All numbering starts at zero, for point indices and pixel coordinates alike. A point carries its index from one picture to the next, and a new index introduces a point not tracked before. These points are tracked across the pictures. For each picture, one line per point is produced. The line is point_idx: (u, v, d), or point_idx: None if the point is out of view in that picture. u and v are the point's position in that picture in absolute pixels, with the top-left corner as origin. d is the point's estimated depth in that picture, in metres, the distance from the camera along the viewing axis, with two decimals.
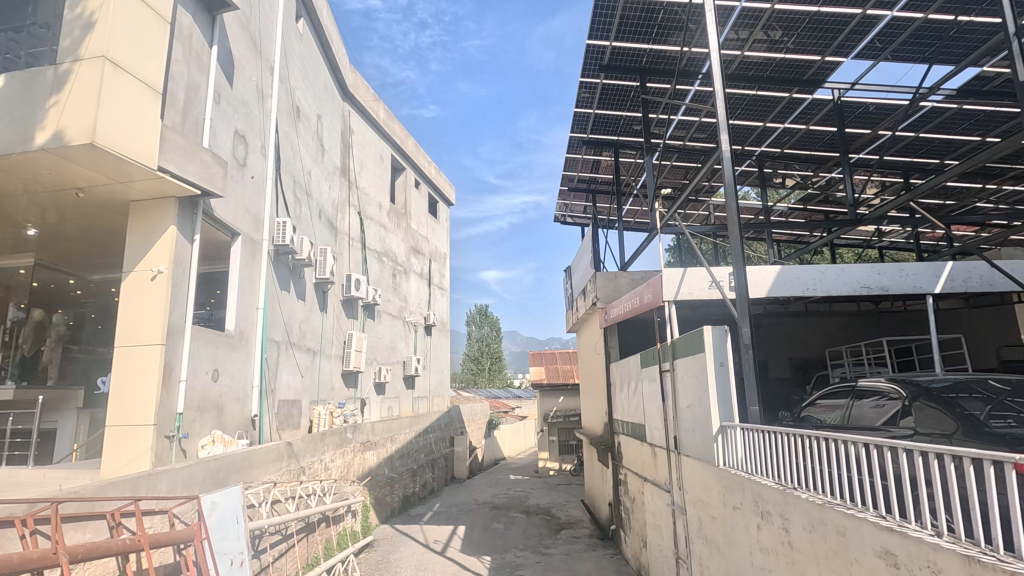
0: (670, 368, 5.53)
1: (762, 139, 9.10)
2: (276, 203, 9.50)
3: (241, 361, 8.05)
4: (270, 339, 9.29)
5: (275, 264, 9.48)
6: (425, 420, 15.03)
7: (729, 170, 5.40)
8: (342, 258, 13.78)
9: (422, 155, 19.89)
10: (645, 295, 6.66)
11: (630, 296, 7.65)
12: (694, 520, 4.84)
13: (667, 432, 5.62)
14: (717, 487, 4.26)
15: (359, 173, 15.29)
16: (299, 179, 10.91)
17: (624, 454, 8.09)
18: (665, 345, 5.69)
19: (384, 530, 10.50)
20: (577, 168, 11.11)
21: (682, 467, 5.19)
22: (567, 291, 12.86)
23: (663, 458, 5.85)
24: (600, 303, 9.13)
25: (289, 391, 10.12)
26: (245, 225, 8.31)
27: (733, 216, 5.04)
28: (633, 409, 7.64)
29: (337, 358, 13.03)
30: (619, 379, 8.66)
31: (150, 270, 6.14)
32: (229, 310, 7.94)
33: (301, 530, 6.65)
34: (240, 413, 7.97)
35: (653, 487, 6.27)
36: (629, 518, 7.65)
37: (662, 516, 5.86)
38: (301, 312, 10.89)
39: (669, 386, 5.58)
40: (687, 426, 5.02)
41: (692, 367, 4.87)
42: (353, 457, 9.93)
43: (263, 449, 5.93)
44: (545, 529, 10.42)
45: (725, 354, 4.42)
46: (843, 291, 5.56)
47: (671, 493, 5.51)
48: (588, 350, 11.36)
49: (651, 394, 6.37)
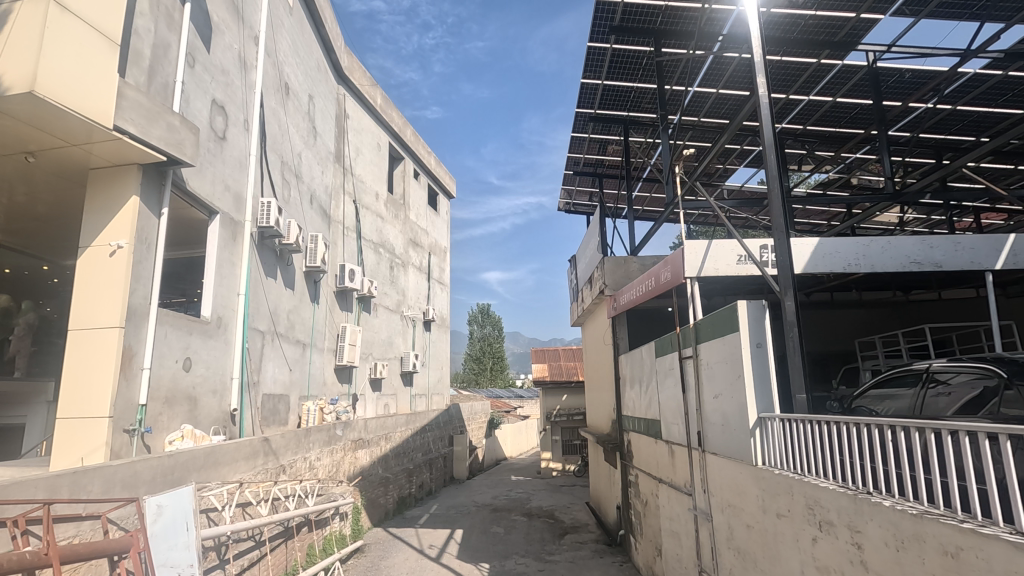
0: (691, 355, 4.87)
1: (784, 114, 8.42)
2: (261, 182, 8.86)
3: (218, 350, 7.41)
4: (254, 329, 8.65)
5: (260, 249, 8.84)
6: (422, 418, 14.36)
7: (767, 131, 4.71)
8: (335, 247, 13.12)
9: (421, 145, 19.26)
10: (659, 274, 5.91)
11: (642, 280, 6.93)
12: (722, 529, 4.16)
13: (688, 427, 4.95)
14: (753, 491, 3.58)
15: (355, 160, 14.65)
16: (288, 161, 10.27)
17: (636, 454, 7.41)
18: (686, 329, 5.03)
19: (376, 534, 9.85)
20: (583, 150, 10.45)
21: (705, 466, 4.52)
22: (572, 281, 12.20)
23: (683, 456, 5.18)
24: (608, 291, 8.46)
25: (275, 385, 9.47)
26: (225, 204, 7.67)
27: (772, 178, 4.38)
28: (645, 404, 6.96)
29: (329, 353, 12.39)
30: (629, 372, 7.99)
31: (109, 245, 5.51)
32: (206, 295, 7.31)
33: (276, 537, 5.98)
34: (217, 407, 7.32)
35: (671, 490, 5.60)
36: (641, 524, 6.96)
37: (681, 522, 5.19)
38: (290, 302, 10.25)
39: (691, 375, 4.91)
40: (713, 419, 4.36)
41: (722, 351, 4.21)
42: (343, 456, 9.28)
43: (232, 445, 5.27)
44: (548, 534, 9.75)
45: (762, 333, 3.77)
46: (890, 267, 4.90)
47: (692, 496, 4.85)
48: (594, 343, 10.68)
49: (668, 387, 5.70)
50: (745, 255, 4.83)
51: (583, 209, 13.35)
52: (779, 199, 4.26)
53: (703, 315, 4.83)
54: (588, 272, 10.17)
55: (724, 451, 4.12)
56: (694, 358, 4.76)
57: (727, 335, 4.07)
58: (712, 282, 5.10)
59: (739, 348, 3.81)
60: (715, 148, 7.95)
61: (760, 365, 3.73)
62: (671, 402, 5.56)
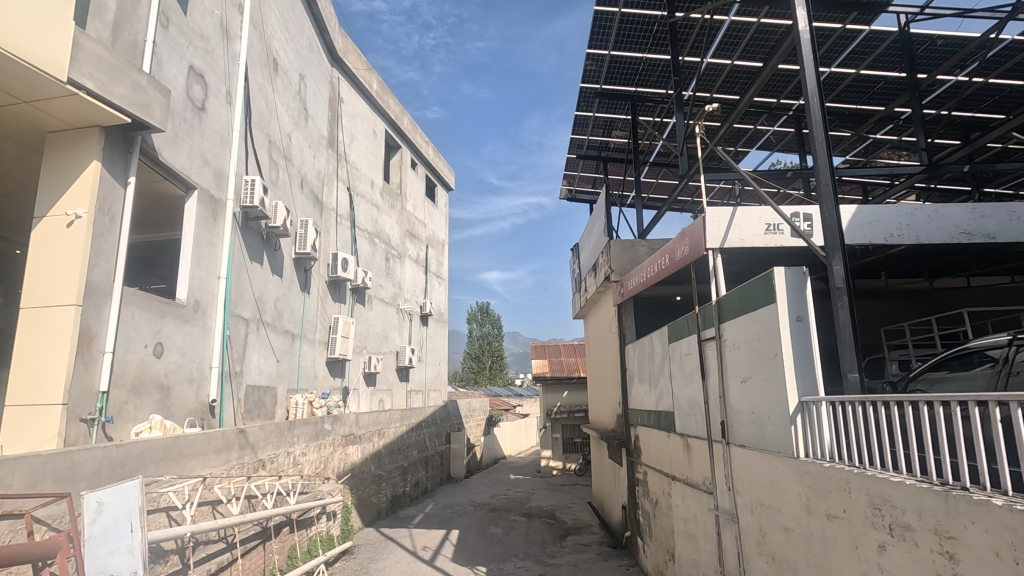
0: (713, 337, 4.34)
1: (801, 90, 7.94)
2: (245, 159, 8.32)
3: (195, 337, 6.87)
4: (236, 315, 8.12)
5: (244, 231, 8.31)
6: (418, 414, 13.84)
7: (812, 78, 4.09)
8: (327, 235, 12.59)
9: (419, 135, 18.73)
10: (669, 253, 5.34)
11: (649, 262, 6.38)
12: (752, 534, 3.63)
13: (709, 418, 4.42)
14: (795, 489, 3.05)
15: (349, 147, 14.11)
16: (276, 140, 9.73)
17: (645, 450, 6.88)
18: (706, 308, 4.51)
19: (368, 535, 9.33)
20: (587, 130, 9.92)
21: (730, 461, 4.00)
22: (574, 271, 11.68)
23: (702, 450, 4.66)
24: (614, 276, 7.94)
25: (260, 376, 8.93)
26: (204, 180, 7.13)
27: (814, 133, 3.84)
28: (656, 396, 6.43)
29: (320, 345, 11.87)
30: (637, 363, 7.46)
31: (66, 215, 4.98)
32: (181, 276, 6.76)
33: (252, 539, 5.44)
34: (193, 397, 6.78)
35: (686, 489, 5.07)
36: (651, 526, 6.43)
37: (700, 524, 4.66)
38: (277, 290, 9.72)
39: (713, 359, 4.38)
40: (740, 408, 3.82)
41: (752, 328, 3.67)
42: (332, 452, 8.76)
43: (201, 437, 4.75)
44: (550, 535, 9.20)
45: (803, 304, 3.24)
46: (936, 236, 4.50)
47: (714, 495, 4.33)
48: (598, 335, 10.16)
49: (683, 374, 5.17)
50: (774, 224, 4.29)
51: (585, 196, 12.82)
52: (825, 156, 3.72)
53: (727, 290, 4.30)
54: (592, 259, 9.66)
55: (755, 444, 3.58)
56: (717, 339, 4.22)
57: (761, 309, 3.54)
58: (736, 255, 4.57)
59: (777, 321, 3.28)
60: (728, 123, 7.44)
61: (801, 341, 3.21)
62: (687, 391, 5.03)
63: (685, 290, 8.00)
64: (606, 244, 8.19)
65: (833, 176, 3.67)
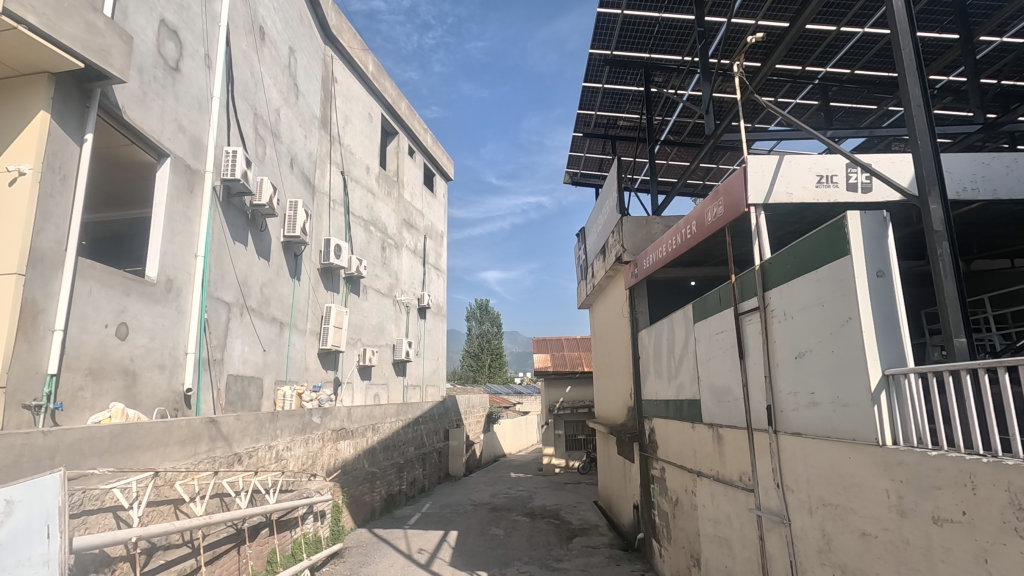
0: (755, 309, 3.72)
1: (830, 55, 7.37)
2: (227, 129, 7.67)
3: (168, 319, 6.24)
4: (217, 298, 7.49)
5: (225, 208, 7.67)
6: (414, 409, 13.21)
7: None
8: (320, 220, 11.98)
9: (417, 121, 18.09)
10: (696, 218, 4.71)
11: (669, 234, 5.75)
12: (811, 540, 3.01)
13: (750, 403, 3.80)
14: (881, 486, 2.43)
15: (343, 129, 13.48)
16: (263, 114, 9.09)
17: (662, 444, 6.25)
18: (747, 276, 3.89)
19: (360, 536, 8.71)
20: (595, 104, 9.33)
21: (779, 452, 3.38)
22: (580, 257, 11.07)
23: (739, 441, 4.03)
24: (627, 256, 7.32)
25: (243, 365, 8.29)
26: (179, 147, 6.50)
27: (900, 49, 3.20)
28: (675, 386, 5.79)
29: (312, 335, 11.25)
30: (651, 349, 6.82)
31: (8, 171, 4.35)
32: (152, 252, 6.12)
33: (224, 542, 4.81)
34: (164, 385, 6.15)
35: (717, 486, 4.45)
36: (671, 528, 5.80)
37: (736, 527, 4.04)
38: (264, 274, 9.09)
39: (755, 334, 3.75)
40: (795, 388, 3.20)
41: (812, 291, 3.04)
42: (322, 447, 8.15)
43: (161, 425, 4.13)
44: (555, 537, 8.58)
45: (886, 256, 2.62)
46: (1017, 190, 4.01)
47: (755, 493, 3.71)
48: (607, 324, 9.53)
49: (713, 357, 4.55)
50: (827, 175, 3.64)
51: (590, 179, 12.18)
52: (914, 80, 3.09)
53: (771, 252, 3.67)
54: (600, 242, 9.05)
55: (818, 430, 2.96)
56: (760, 309, 3.59)
57: (824, 266, 2.90)
58: (778, 214, 3.95)
59: (851, 276, 2.65)
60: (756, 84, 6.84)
61: (881, 299, 2.59)
62: (719, 375, 4.41)
63: (702, 270, 7.38)
64: (618, 222, 7.58)
65: (926, 102, 3.05)
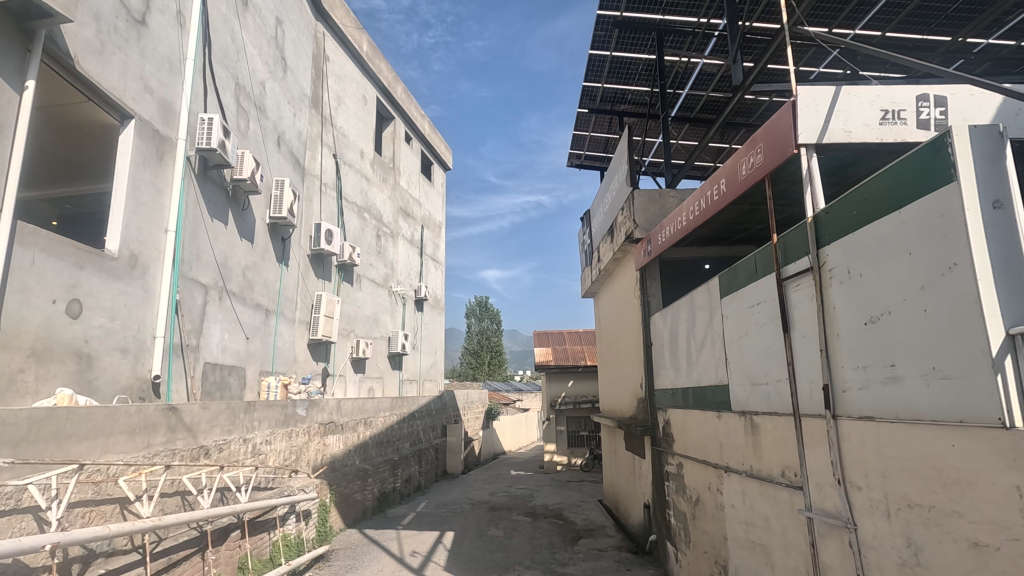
0: (804, 271, 3.11)
1: (859, 15, 6.80)
2: (203, 96, 7.07)
3: (131, 297, 5.63)
4: (193, 279, 6.88)
5: (201, 181, 7.07)
6: (410, 403, 12.60)
7: None
8: (310, 204, 11.37)
9: (414, 107, 17.47)
10: (725, 176, 4.12)
11: (686, 204, 5.15)
12: (887, 551, 2.41)
13: (797, 385, 3.20)
14: (1007, 483, 1.84)
15: (337, 110, 12.87)
16: (245, 85, 8.47)
17: (680, 437, 5.65)
18: (792, 235, 3.29)
19: (349, 537, 8.11)
20: (602, 76, 8.79)
21: (839, 442, 2.78)
22: (585, 242, 10.48)
23: (781, 431, 3.44)
24: (639, 233, 6.71)
25: (223, 354, 7.69)
26: (145, 109, 5.89)
27: None
28: (695, 372, 5.20)
29: (301, 324, 10.66)
30: (666, 335, 6.22)
31: None
32: (113, 224, 5.51)
33: (183, 548, 4.20)
34: (127, 371, 5.55)
35: (751, 484, 3.85)
36: (691, 532, 5.19)
37: (777, 531, 3.45)
38: (247, 256, 8.48)
39: (804, 303, 3.15)
40: (862, 361, 2.59)
41: (888, 240, 2.43)
42: (308, 441, 7.57)
43: (102, 412, 3.54)
44: (559, 539, 7.97)
45: (1004, 183, 2.02)
46: None
47: (804, 491, 3.12)
48: (615, 311, 8.93)
49: (746, 335, 3.95)
50: (893, 109, 3.03)
51: (595, 162, 11.57)
52: None
53: (823, 202, 3.07)
54: (606, 223, 8.48)
55: (901, 413, 2.35)
56: (812, 269, 2.98)
57: (912, 205, 2.29)
58: (830, 162, 3.35)
59: (957, 207, 2.04)
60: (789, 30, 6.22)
61: (1000, 236, 1.98)
62: (755, 355, 3.80)
63: (719, 250, 6.83)
64: (628, 196, 6.99)
65: None
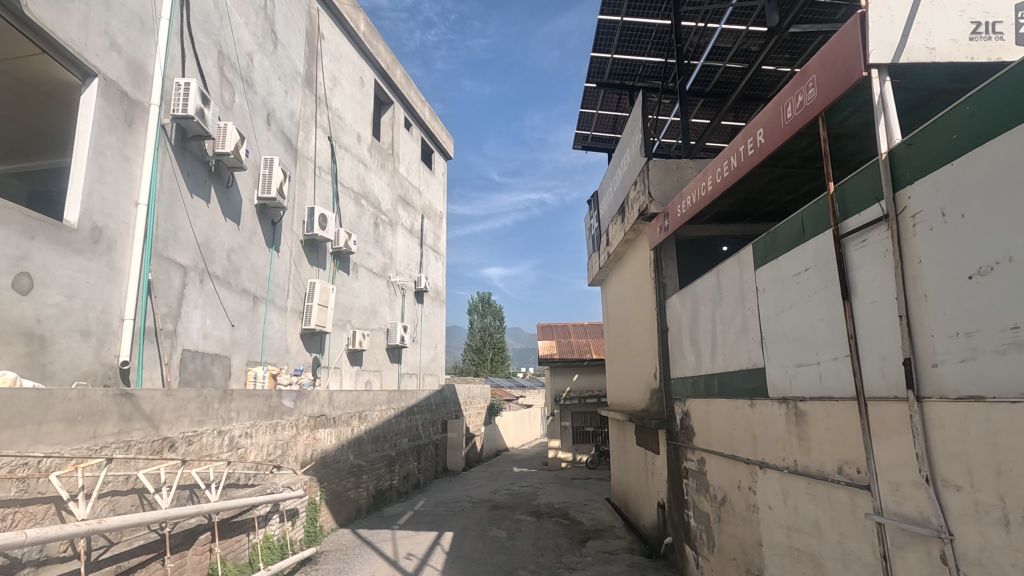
0: (873, 223, 2.54)
1: None
2: (180, 60, 6.53)
3: (93, 273, 5.09)
4: (169, 259, 6.34)
5: (180, 152, 6.53)
6: (408, 397, 12.06)
7: None
8: (303, 187, 10.80)
9: (414, 92, 16.89)
10: (763, 124, 3.56)
11: (707, 170, 4.59)
12: (1003, 570, 1.86)
13: (861, 363, 2.64)
14: None
15: (332, 91, 12.32)
16: (230, 55, 7.91)
17: (701, 431, 5.08)
18: (855, 182, 2.72)
19: (340, 538, 7.58)
20: (612, 46, 8.24)
21: (925, 430, 2.22)
22: (592, 227, 9.92)
23: (837, 420, 2.87)
24: (654, 207, 6.13)
25: (204, 341, 7.14)
26: (112, 68, 5.35)
27: None
28: (722, 357, 4.62)
29: (294, 313, 10.14)
30: (685, 319, 5.65)
31: None
32: (72, 193, 4.97)
33: (140, 554, 3.68)
34: (89, 355, 5.02)
35: (796, 483, 3.28)
36: (716, 535, 4.63)
37: (834, 540, 2.88)
38: (232, 238, 7.94)
39: (872, 263, 2.57)
40: (964, 326, 2.04)
41: (1010, 167, 1.87)
42: (296, 435, 7.04)
43: (31, 395, 3.01)
44: (565, 540, 7.42)
45: None
46: None
47: (872, 492, 2.56)
48: (625, 298, 8.35)
49: (790, 309, 3.37)
50: (986, 21, 2.45)
51: (603, 143, 10.98)
52: None
53: (899, 136, 2.49)
54: (616, 203, 7.90)
55: None
56: (887, 219, 2.41)
57: None
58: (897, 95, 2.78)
59: None
60: None
61: None
62: (802, 332, 3.23)
63: (739, 227, 6.28)
64: (642, 168, 6.42)
65: None
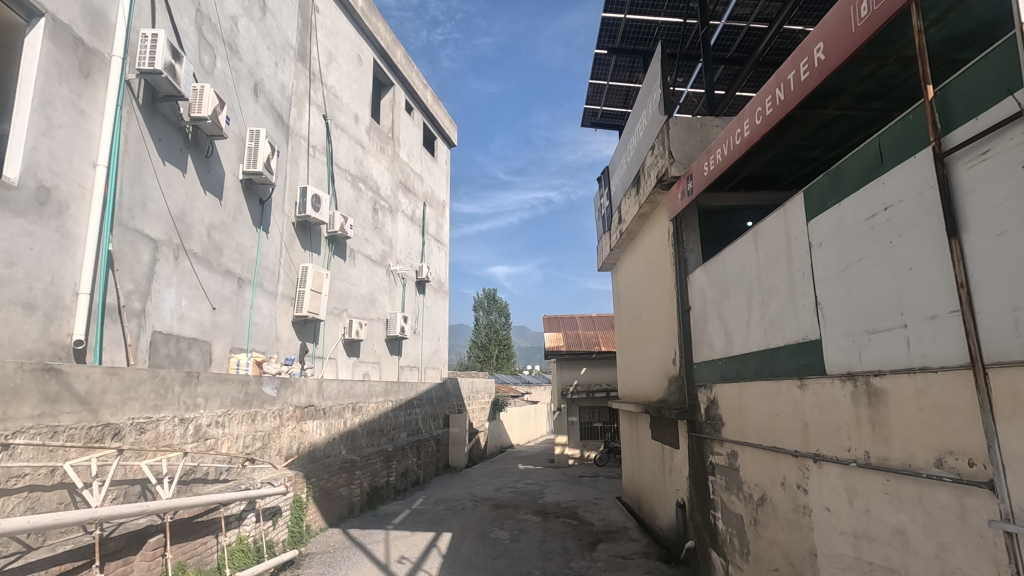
0: (1003, 127, 1.87)
1: None
2: (147, 13, 5.92)
3: (38, 238, 4.48)
4: (137, 231, 5.74)
5: (149, 115, 5.92)
6: (407, 390, 11.44)
7: None
8: (296, 166, 10.18)
9: (415, 75, 16.22)
10: (824, 36, 2.88)
11: (743, 113, 3.90)
12: None
13: (978, 318, 1.97)
14: None
15: (328, 67, 11.68)
16: (210, 15, 7.30)
17: (732, 419, 4.41)
18: (969, 80, 2.05)
19: (328, 539, 6.98)
20: (625, 5, 7.54)
21: None
22: (603, 206, 9.24)
23: (934, 397, 2.21)
24: (675, 170, 5.45)
25: (180, 323, 6.54)
26: (63, 10, 4.75)
27: None
28: (759, 333, 3.95)
29: (285, 298, 9.53)
30: (712, 294, 4.98)
31: None
32: (13, 145, 4.36)
33: (67, 561, 3.07)
34: (34, 333, 4.42)
35: (868, 480, 2.62)
36: (752, 541, 3.96)
37: (930, 552, 2.21)
38: (213, 213, 7.33)
39: (999, 182, 1.90)
40: None
41: None
42: (279, 427, 6.43)
43: None
44: (574, 543, 6.76)
45: None
46: None
47: (996, 491, 1.90)
48: (639, 279, 7.68)
49: (861, 262, 2.69)
50: None
51: (613, 119, 10.32)
52: None
53: None
54: (630, 173, 7.22)
55: None
56: None
57: None
58: None
59: None
60: None
61: None
62: (878, 289, 2.56)
63: (769, 195, 5.62)
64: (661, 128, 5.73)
65: None
